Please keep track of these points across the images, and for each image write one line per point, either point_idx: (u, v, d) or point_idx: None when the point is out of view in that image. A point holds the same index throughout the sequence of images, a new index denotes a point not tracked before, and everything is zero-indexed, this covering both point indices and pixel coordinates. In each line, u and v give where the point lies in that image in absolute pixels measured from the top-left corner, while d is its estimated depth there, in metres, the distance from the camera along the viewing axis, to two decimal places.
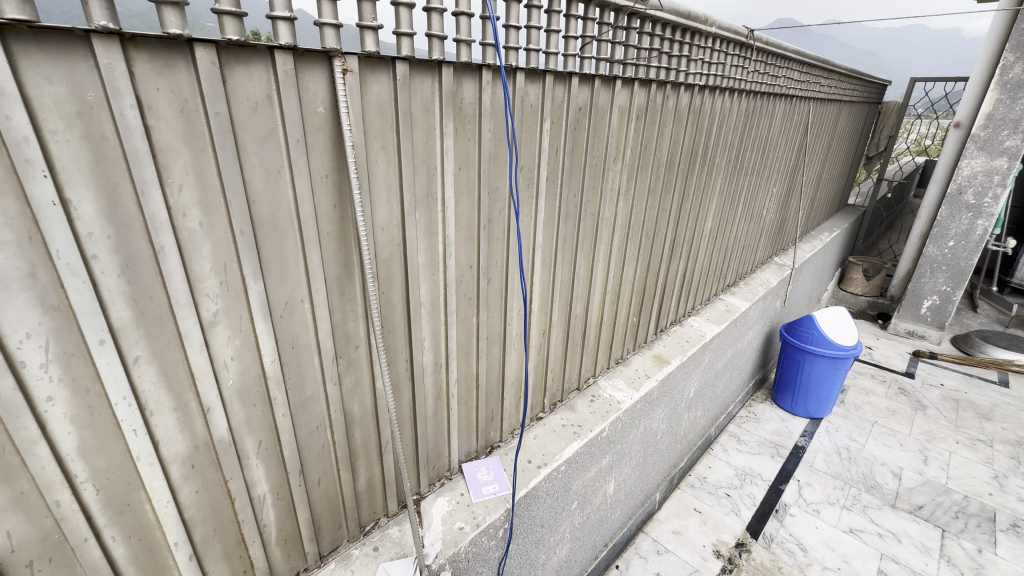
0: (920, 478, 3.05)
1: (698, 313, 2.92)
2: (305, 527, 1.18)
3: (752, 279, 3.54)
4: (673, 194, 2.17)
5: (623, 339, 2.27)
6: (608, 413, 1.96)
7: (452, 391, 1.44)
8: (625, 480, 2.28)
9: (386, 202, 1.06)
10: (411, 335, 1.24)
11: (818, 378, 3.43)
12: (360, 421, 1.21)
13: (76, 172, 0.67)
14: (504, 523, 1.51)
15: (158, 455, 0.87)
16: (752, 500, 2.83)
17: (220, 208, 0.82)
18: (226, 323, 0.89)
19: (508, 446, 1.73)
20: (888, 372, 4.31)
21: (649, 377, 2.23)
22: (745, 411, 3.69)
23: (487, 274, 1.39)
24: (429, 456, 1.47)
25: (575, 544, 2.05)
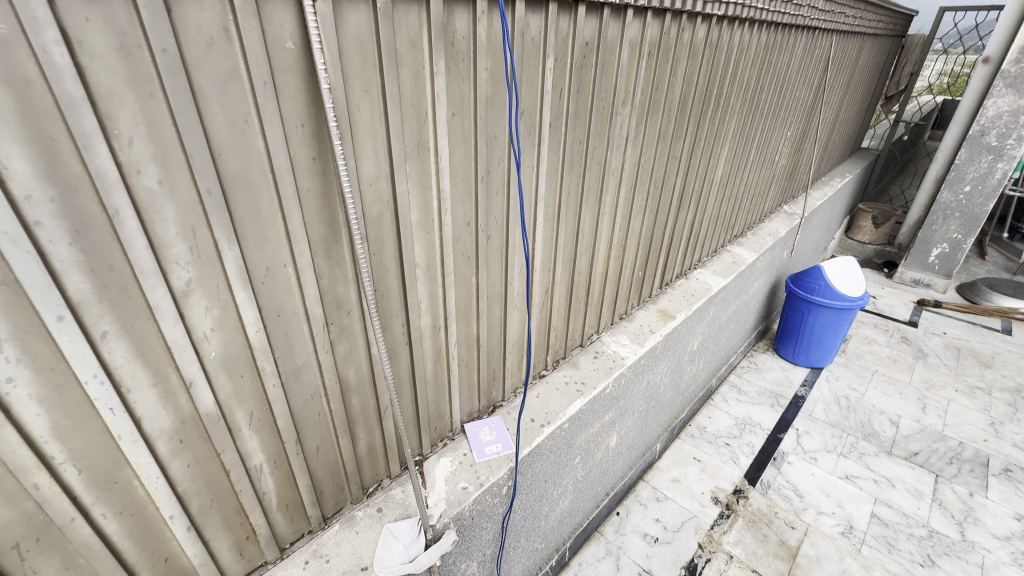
0: (918, 425, 3.09)
1: (703, 265, 2.83)
2: (306, 493, 1.17)
3: (760, 229, 3.43)
4: (684, 139, 2.02)
5: (627, 294, 2.20)
6: (612, 370, 1.93)
7: (452, 353, 1.39)
8: (627, 432, 2.29)
9: (371, 154, 0.95)
10: (407, 298, 1.16)
11: (822, 328, 3.40)
12: (357, 387, 1.17)
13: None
14: (507, 481, 1.52)
15: (142, 432, 0.82)
16: (751, 449, 2.87)
17: (181, 162, 0.72)
18: (201, 292, 0.81)
19: (511, 405, 1.70)
20: (891, 321, 4.29)
21: (653, 333, 2.19)
22: (746, 361, 3.69)
23: (487, 230, 1.30)
24: (430, 418, 1.44)
25: (577, 495, 2.08)
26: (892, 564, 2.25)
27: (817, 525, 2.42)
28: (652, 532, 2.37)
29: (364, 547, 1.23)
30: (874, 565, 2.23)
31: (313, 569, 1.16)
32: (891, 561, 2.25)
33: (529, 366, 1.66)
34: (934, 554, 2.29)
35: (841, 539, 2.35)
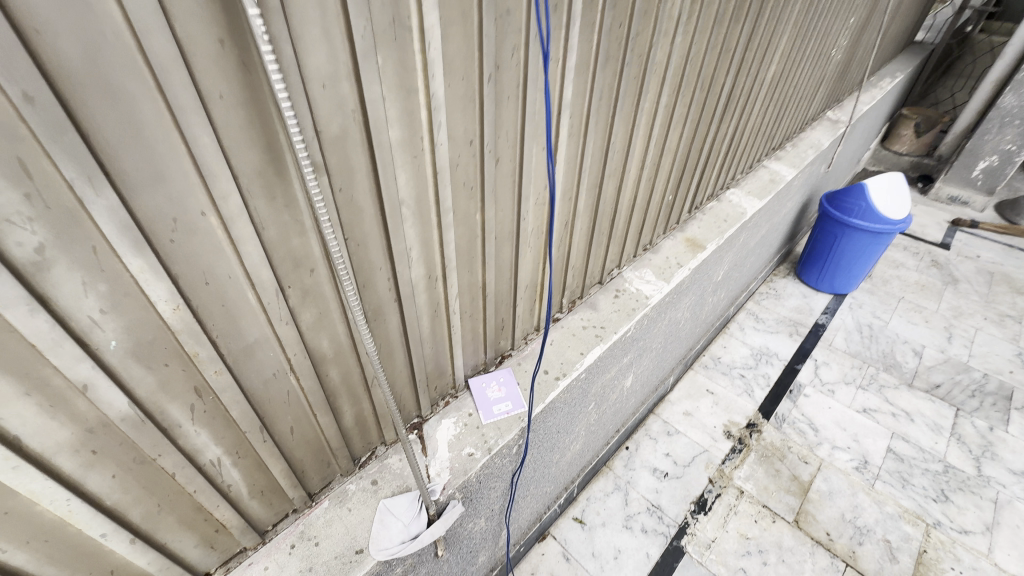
0: (942, 356, 2.95)
1: (737, 185, 2.47)
2: (283, 477, 0.98)
3: (800, 140, 3.01)
4: (743, 23, 1.59)
5: (655, 221, 1.89)
6: (635, 311, 1.69)
7: (453, 306, 1.13)
8: (642, 371, 2.13)
9: (320, 37, 0.62)
10: (391, 247, 0.88)
11: (854, 253, 3.13)
12: (334, 358, 0.93)
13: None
14: (518, 442, 1.35)
15: (27, 453, 0.59)
16: (766, 381, 2.75)
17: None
18: (70, 263, 0.53)
19: (521, 355, 1.49)
20: (922, 243, 3.99)
21: (681, 266, 1.92)
22: (764, 287, 3.47)
23: (495, 152, 0.98)
24: (428, 378, 1.23)
25: (588, 437, 1.96)
26: (904, 499, 2.21)
27: (831, 460, 2.36)
28: (662, 467, 2.31)
29: (358, 527, 1.08)
30: (887, 501, 2.20)
31: (300, 554, 1.02)
32: (904, 496, 2.22)
33: (543, 313, 1.41)
34: (948, 489, 2.26)
35: (855, 475, 2.30)
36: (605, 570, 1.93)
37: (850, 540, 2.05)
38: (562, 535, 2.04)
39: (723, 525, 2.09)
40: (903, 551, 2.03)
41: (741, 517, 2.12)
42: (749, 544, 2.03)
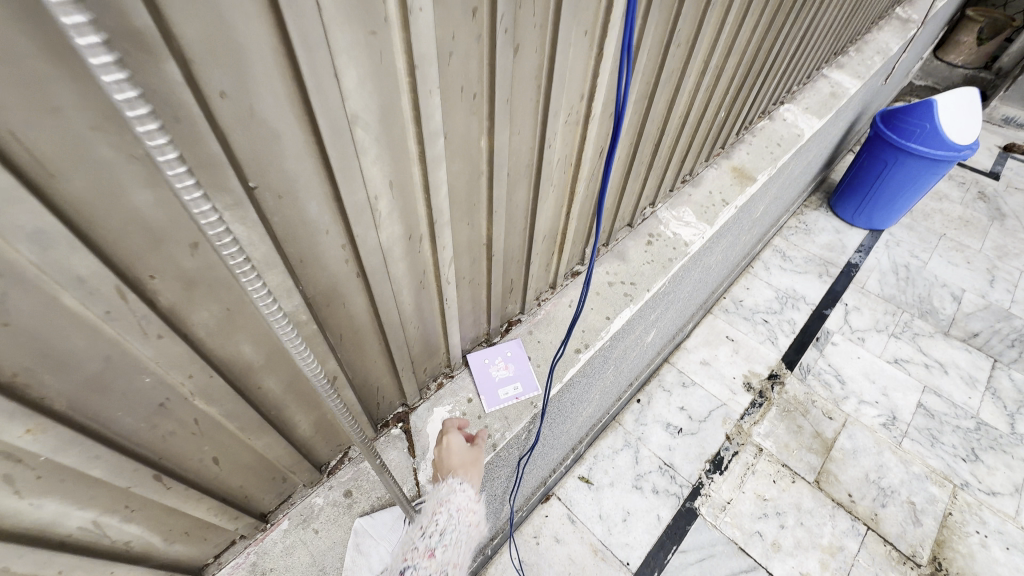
0: (982, 302, 2.70)
1: (793, 100, 2.03)
2: (215, 513, 0.71)
3: (865, 43, 2.48)
4: None
5: (701, 144, 1.51)
6: (672, 263, 1.36)
7: (447, 274, 0.80)
8: (665, 324, 1.85)
9: None
10: (341, 198, 0.53)
11: (902, 183, 2.74)
12: (268, 366, 0.62)
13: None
14: (528, 430, 1.09)
15: None
16: (791, 328, 2.51)
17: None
18: None
19: (533, 320, 1.19)
20: (969, 172, 3.58)
21: (726, 204, 1.56)
22: (793, 221, 3.11)
23: (516, 34, 0.58)
24: (415, 362, 0.93)
25: (601, 400, 1.73)
26: (933, 458, 2.07)
27: (857, 416, 2.18)
28: (676, 422, 2.13)
29: (326, 555, 0.84)
30: (914, 460, 2.05)
31: None
32: (933, 455, 2.07)
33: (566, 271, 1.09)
34: (979, 448, 2.11)
35: (882, 432, 2.14)
36: (612, 533, 1.80)
37: (873, 502, 1.93)
38: (567, 496, 1.89)
39: (739, 485, 1.95)
40: (927, 513, 1.91)
41: (759, 476, 1.98)
42: (766, 506, 1.90)
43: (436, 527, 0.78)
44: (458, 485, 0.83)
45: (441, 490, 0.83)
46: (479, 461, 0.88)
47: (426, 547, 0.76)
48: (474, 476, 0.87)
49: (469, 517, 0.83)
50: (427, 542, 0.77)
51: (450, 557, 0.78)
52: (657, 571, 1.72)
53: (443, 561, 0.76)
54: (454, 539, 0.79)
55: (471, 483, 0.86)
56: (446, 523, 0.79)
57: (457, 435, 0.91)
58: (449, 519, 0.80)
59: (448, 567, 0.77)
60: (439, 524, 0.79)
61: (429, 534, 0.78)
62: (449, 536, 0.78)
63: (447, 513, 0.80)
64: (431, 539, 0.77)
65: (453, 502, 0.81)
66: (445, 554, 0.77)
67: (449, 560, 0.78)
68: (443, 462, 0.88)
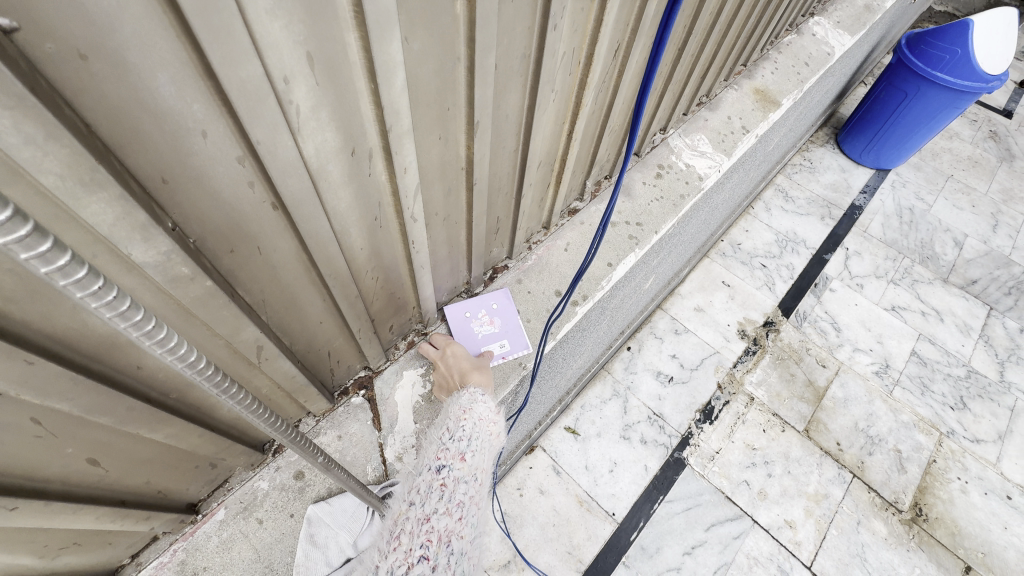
0: (983, 248, 2.60)
1: (824, 12, 1.75)
2: (112, 521, 0.55)
3: None
4: None
5: (724, 59, 1.27)
6: (684, 201, 1.17)
7: (413, 209, 0.60)
8: (664, 269, 1.69)
9: None
10: (215, 76, 0.32)
11: (919, 118, 2.53)
12: None
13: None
14: (517, 393, 0.94)
15: None
16: (790, 274, 2.39)
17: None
18: None
19: (521, 267, 1.00)
20: (982, 109, 3.38)
21: (747, 133, 1.34)
22: (798, 158, 2.91)
23: None
24: (377, 319, 0.75)
25: (593, 351, 1.60)
26: (922, 407, 2.04)
27: (851, 364, 2.12)
28: (667, 370, 2.03)
29: (274, 549, 0.70)
30: (904, 409, 2.02)
31: None
32: (922, 404, 2.04)
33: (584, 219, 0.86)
34: (967, 396, 2.08)
35: (874, 380, 2.09)
36: (598, 484, 1.75)
37: (861, 450, 1.90)
38: (552, 447, 1.81)
39: (729, 435, 1.89)
40: (912, 461, 1.90)
41: (749, 426, 1.92)
42: (755, 455, 1.86)
43: (465, 431, 0.69)
44: (479, 393, 0.74)
45: (461, 398, 0.73)
46: (487, 363, 0.81)
47: (458, 448, 0.67)
48: (488, 378, 0.79)
49: (496, 426, 0.73)
50: (457, 444, 0.67)
51: (481, 463, 0.69)
52: (642, 520, 1.69)
53: (476, 466, 0.67)
54: (484, 445, 0.70)
55: (489, 389, 0.77)
56: (474, 429, 0.70)
57: (461, 347, 0.85)
58: (477, 426, 0.70)
59: (481, 472, 0.68)
60: (468, 428, 0.69)
61: (459, 437, 0.68)
62: (478, 442, 0.69)
63: (473, 420, 0.70)
64: (461, 443, 0.67)
65: (477, 411, 0.71)
66: (476, 458, 0.68)
67: (481, 465, 0.68)
68: (449, 370, 0.81)
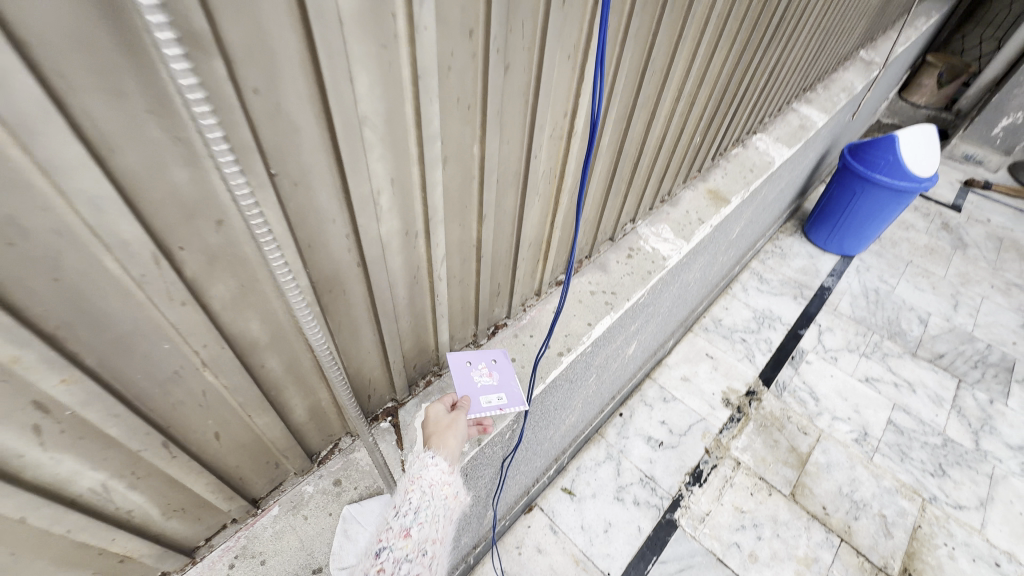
0: (946, 325, 2.83)
1: (764, 130, 2.17)
2: (213, 492, 0.75)
3: (832, 81, 2.67)
4: None
5: (678, 167, 1.62)
6: (651, 275, 1.45)
7: (440, 272, 0.86)
8: (645, 337, 1.92)
9: None
10: (347, 191, 0.60)
11: (869, 212, 2.91)
12: (272, 344, 0.67)
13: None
14: (512, 427, 1.14)
15: None
16: (768, 346, 2.60)
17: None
18: None
19: (518, 325, 1.25)
20: (933, 204, 3.80)
21: (702, 223, 1.66)
22: (769, 245, 3.26)
23: (505, 54, 0.67)
24: (405, 356, 0.98)
25: (584, 409, 1.78)
26: (902, 473, 2.14)
27: (831, 431, 2.26)
28: (657, 435, 2.18)
29: (314, 540, 0.87)
30: (885, 475, 2.12)
31: None
32: (902, 470, 2.14)
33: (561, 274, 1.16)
34: (946, 463, 2.19)
35: (854, 447, 2.21)
36: (594, 543, 1.82)
37: (847, 514, 1.98)
38: (549, 506, 1.92)
39: (718, 498, 1.99)
40: (898, 526, 1.97)
41: (737, 489, 2.02)
42: (744, 517, 1.94)
43: (409, 506, 0.78)
44: (430, 458, 0.83)
45: (412, 469, 0.83)
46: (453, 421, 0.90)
47: (400, 527, 0.77)
48: (446, 443, 0.87)
49: (445, 492, 0.82)
50: (401, 522, 0.77)
51: (427, 536, 0.78)
52: None
53: (420, 540, 0.77)
54: (430, 515, 0.79)
55: (448, 452, 0.85)
56: (419, 502, 0.79)
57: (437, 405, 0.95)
58: (422, 498, 0.79)
59: (428, 544, 0.78)
60: (411, 505, 0.78)
61: (403, 514, 0.78)
62: (423, 515, 0.78)
63: (419, 493, 0.79)
64: (404, 520, 0.77)
65: (425, 481, 0.81)
66: (420, 532, 0.77)
67: (426, 538, 0.77)
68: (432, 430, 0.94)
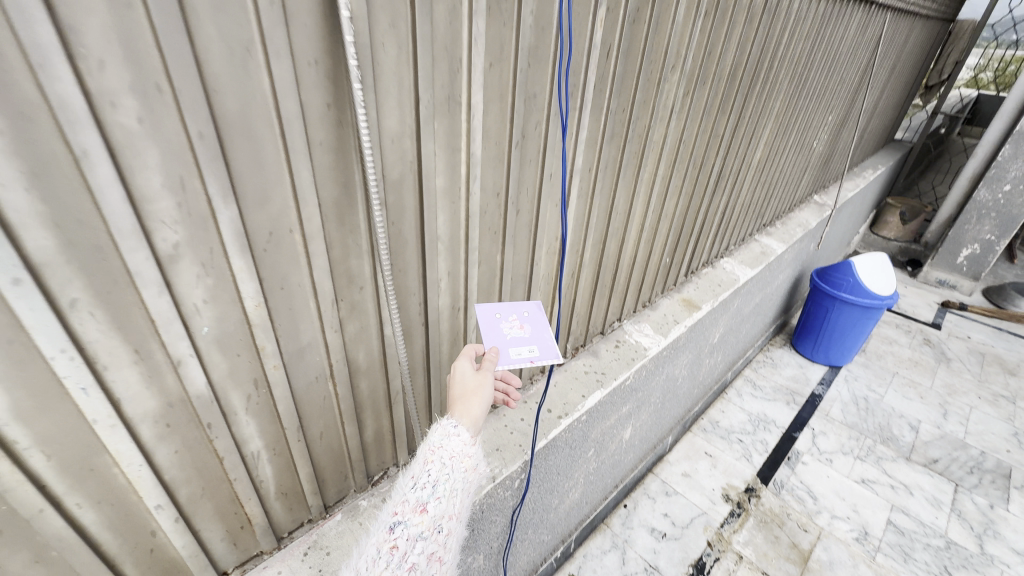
0: (938, 431, 2.98)
1: (730, 255, 2.68)
2: (307, 482, 1.08)
3: (789, 219, 3.26)
4: (729, 115, 1.85)
5: (653, 281, 2.07)
6: (634, 360, 1.81)
7: (471, 336, 1.27)
8: (641, 425, 2.19)
9: (395, 106, 0.81)
10: (424, 276, 1.04)
11: (845, 326, 3.25)
12: (366, 370, 1.06)
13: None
14: (520, 474, 1.41)
15: (121, 416, 0.71)
16: (764, 447, 2.78)
17: (161, 81, 0.57)
18: (192, 256, 0.69)
19: (527, 393, 1.61)
20: (913, 322, 4.14)
21: (677, 323, 2.05)
22: (761, 356, 3.58)
23: (517, 203, 1.17)
24: (442, 403, 1.33)
25: (587, 487, 1.99)
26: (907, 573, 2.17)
27: (831, 530, 2.34)
28: (660, 527, 2.30)
29: None
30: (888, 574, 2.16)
31: (312, 561, 1.06)
32: (906, 570, 2.18)
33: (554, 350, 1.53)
34: (951, 566, 2.21)
35: (855, 545, 2.27)
36: None
37: None
38: None
39: None
40: None
41: None
42: None
43: (428, 478, 0.79)
44: (452, 431, 0.85)
45: (433, 441, 0.84)
46: (479, 386, 0.94)
47: (417, 500, 0.77)
48: (467, 411, 0.90)
49: (463, 466, 0.83)
50: (418, 495, 0.77)
51: (444, 511, 0.78)
52: None
53: (436, 515, 0.77)
54: (448, 488, 0.79)
55: (470, 422, 0.88)
56: (438, 474, 0.79)
57: (464, 362, 0.99)
58: (440, 469, 0.80)
59: (444, 521, 0.77)
60: (430, 476, 0.79)
61: (420, 486, 0.78)
62: (441, 487, 0.78)
63: (438, 464, 0.80)
64: (421, 493, 0.77)
65: (444, 454, 0.82)
66: (437, 506, 0.77)
67: (441, 514, 0.77)
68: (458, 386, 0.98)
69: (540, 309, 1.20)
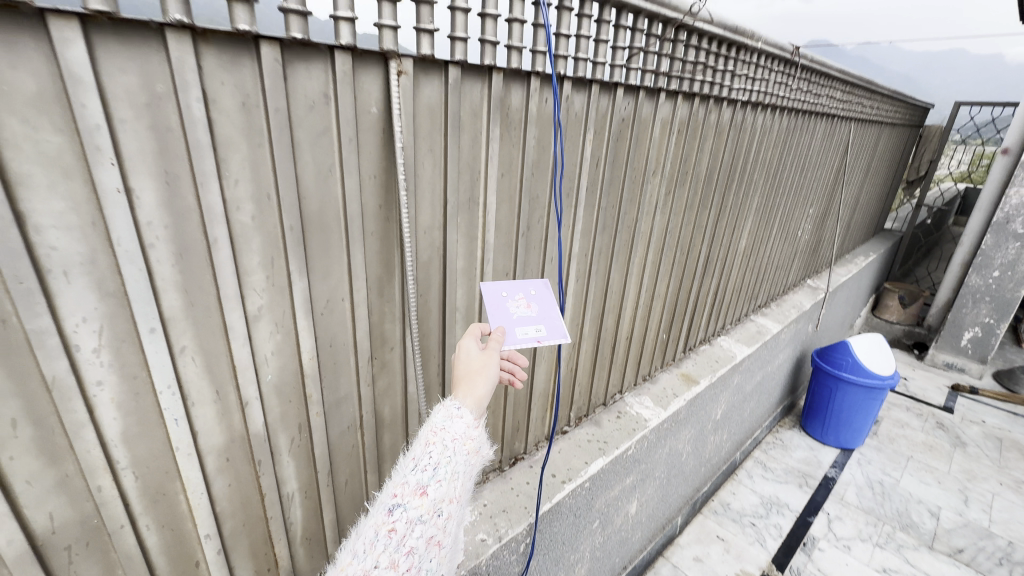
0: (960, 519, 2.88)
1: (726, 333, 2.83)
2: (330, 529, 1.18)
3: (783, 301, 3.44)
4: (709, 210, 2.12)
5: (650, 357, 2.22)
6: (635, 431, 1.91)
7: None
8: (647, 501, 2.21)
9: (428, 206, 1.05)
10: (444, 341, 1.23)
11: (851, 407, 3.28)
12: (389, 423, 1.21)
13: (130, 130, 0.66)
14: (526, 538, 1.47)
15: (196, 446, 0.87)
16: (778, 532, 2.71)
17: (270, 191, 0.82)
18: (269, 317, 0.89)
19: (532, 458, 1.72)
20: (924, 405, 4.12)
21: (676, 396, 2.17)
22: (770, 438, 3.57)
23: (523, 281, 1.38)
24: None
25: (594, 564, 1.98)
26: None
27: None
28: None
29: None
30: None
31: None
32: None
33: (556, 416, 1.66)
34: None
35: None
36: None
37: None
38: None
39: None
40: None
41: None
42: None
43: (429, 461, 0.79)
44: (454, 412, 0.86)
45: (435, 422, 0.84)
46: (484, 365, 0.95)
47: (417, 483, 0.77)
48: (471, 392, 0.91)
49: (466, 447, 0.83)
50: (418, 478, 0.78)
51: (445, 494, 0.78)
52: None
53: (436, 499, 0.77)
54: (450, 471, 0.79)
55: (472, 404, 0.89)
56: (439, 456, 0.80)
57: (470, 341, 1.01)
58: (442, 451, 0.80)
59: (444, 505, 0.78)
60: (431, 459, 0.79)
61: (421, 470, 0.78)
62: (442, 470, 0.79)
63: (440, 446, 0.81)
64: (422, 476, 0.78)
65: (446, 435, 0.82)
66: (437, 489, 0.78)
67: (441, 497, 0.77)
68: (465, 364, 1.00)
69: (546, 287, 1.25)
